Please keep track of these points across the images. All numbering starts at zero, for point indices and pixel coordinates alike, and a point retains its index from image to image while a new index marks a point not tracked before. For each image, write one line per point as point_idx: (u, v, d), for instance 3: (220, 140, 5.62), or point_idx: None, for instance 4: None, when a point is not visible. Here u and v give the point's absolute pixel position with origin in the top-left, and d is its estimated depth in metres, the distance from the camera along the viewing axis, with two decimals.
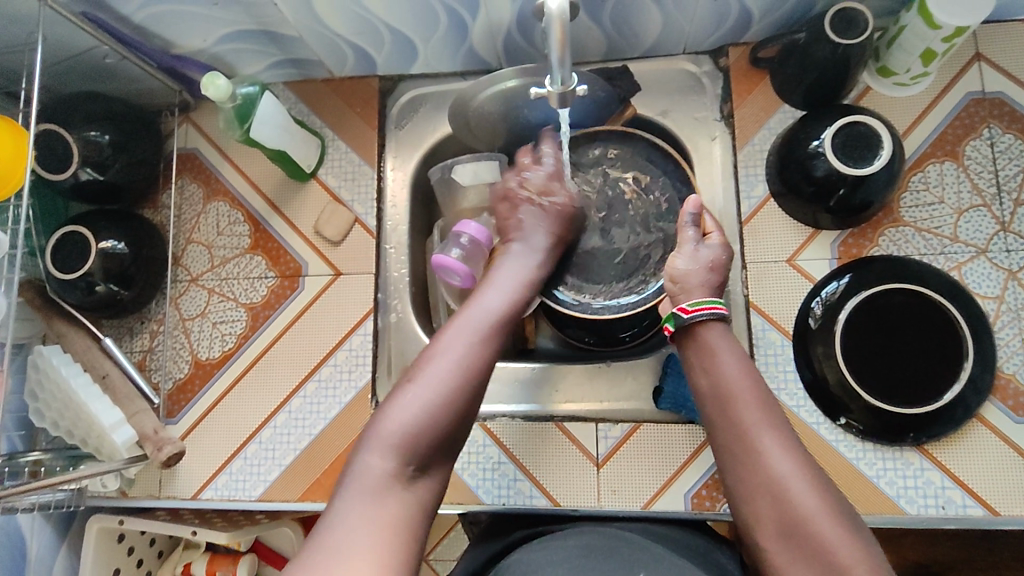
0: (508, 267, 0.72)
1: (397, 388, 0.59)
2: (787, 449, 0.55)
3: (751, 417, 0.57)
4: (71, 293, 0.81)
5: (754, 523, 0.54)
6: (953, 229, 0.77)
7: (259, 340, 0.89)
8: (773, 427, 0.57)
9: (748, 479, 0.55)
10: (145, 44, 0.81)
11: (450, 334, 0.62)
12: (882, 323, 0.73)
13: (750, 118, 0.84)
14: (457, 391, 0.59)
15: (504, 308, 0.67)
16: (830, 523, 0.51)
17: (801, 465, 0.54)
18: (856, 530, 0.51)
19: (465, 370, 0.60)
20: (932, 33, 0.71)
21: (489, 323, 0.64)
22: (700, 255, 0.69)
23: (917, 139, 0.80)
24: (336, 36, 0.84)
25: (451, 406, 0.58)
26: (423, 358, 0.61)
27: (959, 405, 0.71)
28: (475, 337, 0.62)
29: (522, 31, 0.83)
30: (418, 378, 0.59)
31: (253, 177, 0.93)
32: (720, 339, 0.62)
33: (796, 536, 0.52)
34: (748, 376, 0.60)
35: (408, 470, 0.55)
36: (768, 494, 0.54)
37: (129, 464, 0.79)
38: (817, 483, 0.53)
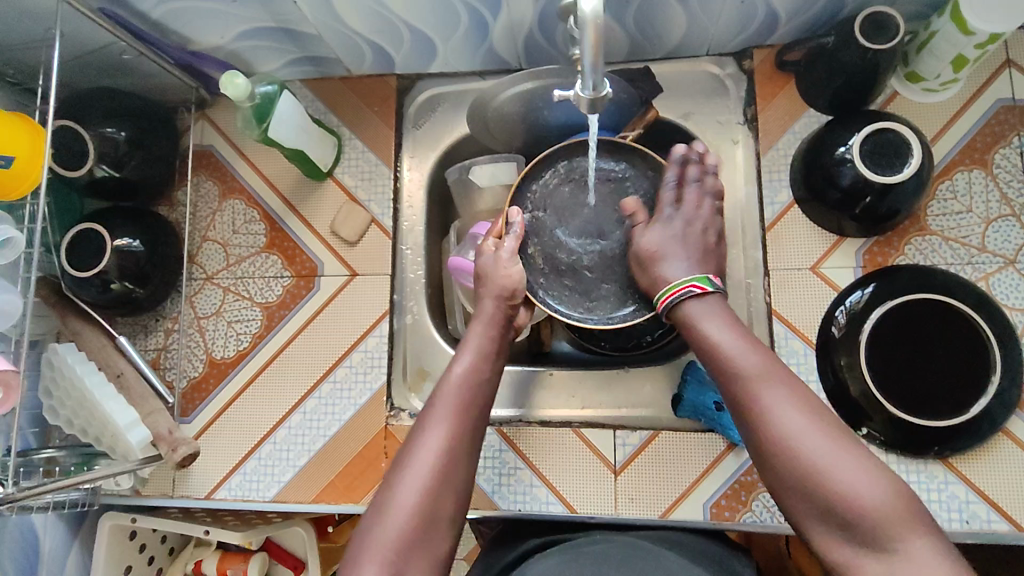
0: (471, 341, 0.69)
1: (371, 507, 0.59)
2: (793, 407, 0.56)
3: (751, 389, 0.58)
4: (86, 290, 0.81)
5: (780, 491, 0.56)
6: (981, 239, 0.76)
7: (275, 340, 0.88)
8: (777, 384, 0.57)
9: (760, 441, 0.56)
10: (163, 40, 0.81)
11: (417, 441, 0.61)
12: (906, 334, 0.72)
13: (774, 122, 0.83)
14: (432, 501, 0.58)
15: (468, 394, 0.64)
16: (853, 477, 0.52)
17: (811, 422, 0.55)
18: (880, 478, 0.52)
19: (438, 477, 0.59)
20: (965, 40, 0.69)
21: (456, 416, 0.63)
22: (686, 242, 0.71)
23: (945, 147, 0.78)
24: (355, 35, 0.83)
25: (427, 518, 0.57)
26: (394, 472, 0.60)
27: (984, 419, 0.70)
28: (443, 436, 0.61)
29: (543, 31, 0.82)
30: (389, 500, 0.58)
31: (268, 175, 0.92)
32: (701, 313, 0.64)
33: (817, 493, 0.53)
34: (743, 341, 0.61)
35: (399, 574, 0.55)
36: (784, 455, 0.55)
37: (143, 465, 0.79)
38: (832, 436, 0.55)
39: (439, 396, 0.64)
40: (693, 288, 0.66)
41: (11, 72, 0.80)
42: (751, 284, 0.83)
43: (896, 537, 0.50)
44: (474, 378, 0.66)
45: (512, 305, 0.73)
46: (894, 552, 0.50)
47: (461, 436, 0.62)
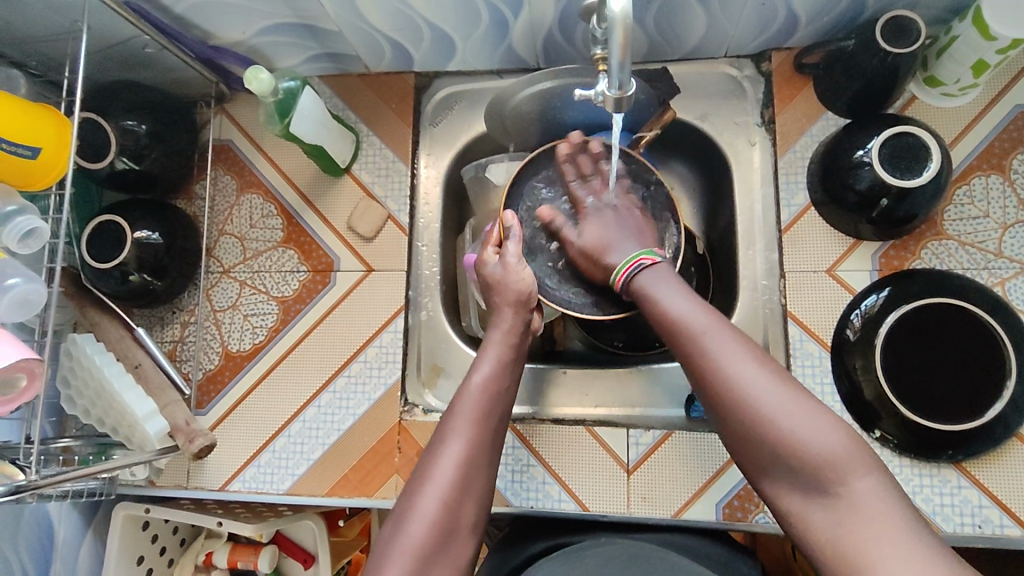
0: (488, 348, 0.70)
1: (392, 518, 0.59)
2: (741, 358, 0.56)
3: (702, 347, 0.58)
4: (105, 282, 0.81)
5: (741, 451, 0.56)
6: (998, 244, 0.76)
7: (291, 333, 0.89)
8: (724, 336, 0.58)
9: (712, 398, 0.57)
10: (185, 35, 0.81)
11: (437, 449, 0.61)
12: (920, 338, 0.73)
13: (792, 124, 0.83)
14: (451, 507, 0.58)
15: (484, 400, 0.65)
16: (802, 423, 0.53)
17: (759, 370, 0.55)
18: (829, 420, 0.53)
19: (458, 484, 0.59)
20: (986, 45, 0.69)
21: (475, 424, 0.63)
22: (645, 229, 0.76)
23: (963, 151, 0.78)
24: (376, 32, 0.84)
25: (447, 521, 0.58)
26: (414, 482, 0.60)
27: (1000, 423, 0.70)
28: (463, 445, 0.61)
29: (563, 30, 0.83)
30: (411, 508, 0.58)
31: (286, 170, 0.93)
32: (653, 280, 0.66)
33: (769, 442, 0.53)
34: (692, 299, 0.62)
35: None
36: (732, 406, 0.55)
37: (160, 455, 0.79)
38: (782, 385, 0.55)
39: (458, 405, 0.64)
40: (644, 261, 0.68)
41: (33, 64, 0.81)
42: (767, 286, 0.84)
43: (850, 481, 0.51)
44: (493, 385, 0.66)
45: (528, 308, 0.73)
46: (846, 497, 0.50)
47: (480, 443, 0.62)
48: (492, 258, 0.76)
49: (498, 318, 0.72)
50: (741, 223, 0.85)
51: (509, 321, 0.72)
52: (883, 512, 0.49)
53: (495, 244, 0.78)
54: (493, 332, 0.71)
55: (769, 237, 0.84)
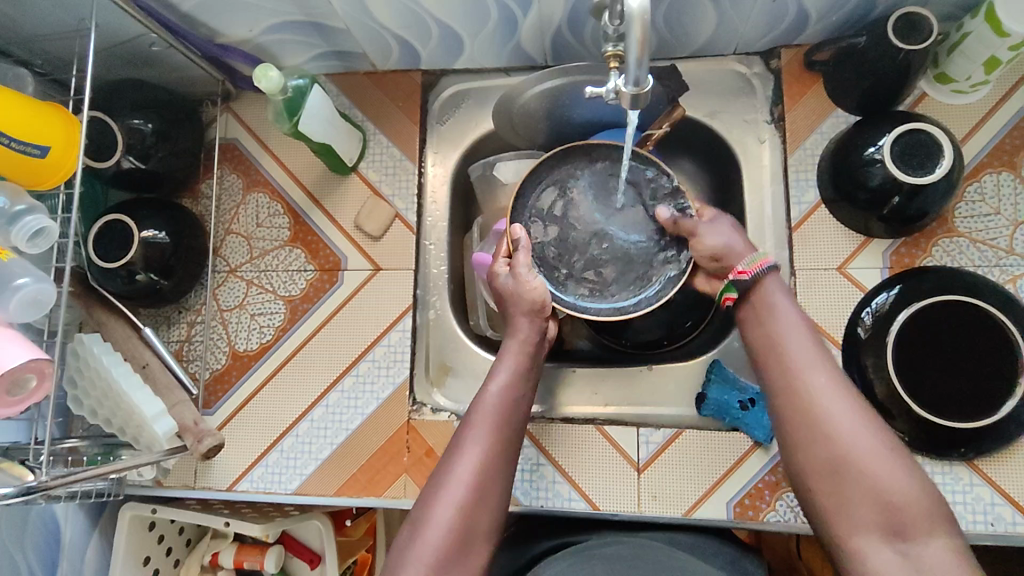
0: (508, 354, 0.69)
1: (412, 519, 0.59)
2: (844, 397, 0.58)
3: (807, 369, 0.60)
4: (111, 281, 0.81)
5: (805, 471, 0.58)
6: (1009, 241, 0.76)
7: (298, 333, 0.88)
8: (831, 376, 0.59)
9: (800, 427, 0.58)
10: (192, 32, 0.81)
11: (456, 455, 0.61)
12: (933, 335, 0.72)
13: (802, 121, 0.83)
14: (472, 516, 0.58)
15: (505, 407, 0.64)
16: (890, 473, 0.55)
17: (853, 409, 0.57)
18: (911, 475, 0.55)
19: (475, 491, 0.59)
20: (999, 42, 0.69)
21: (490, 435, 0.63)
22: (721, 225, 0.72)
23: (974, 148, 0.78)
24: (384, 30, 0.83)
25: (467, 529, 0.58)
26: (432, 487, 0.60)
27: (1013, 421, 0.70)
28: (480, 453, 0.61)
29: (572, 27, 0.82)
30: (429, 512, 0.58)
31: (293, 169, 0.93)
32: (771, 286, 0.64)
33: (849, 481, 0.55)
34: (807, 331, 0.62)
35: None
36: (823, 432, 0.57)
37: (168, 456, 0.78)
38: (877, 434, 0.56)
39: (474, 414, 0.64)
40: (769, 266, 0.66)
41: (39, 63, 0.80)
42: None
43: (918, 534, 0.53)
44: (508, 393, 0.65)
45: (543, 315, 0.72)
46: (914, 547, 0.52)
47: (497, 454, 0.62)
48: (503, 270, 0.75)
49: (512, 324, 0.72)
50: (750, 220, 0.85)
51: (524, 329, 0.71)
52: (943, 570, 0.51)
53: (506, 256, 0.77)
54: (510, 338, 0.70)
55: (779, 234, 0.84)
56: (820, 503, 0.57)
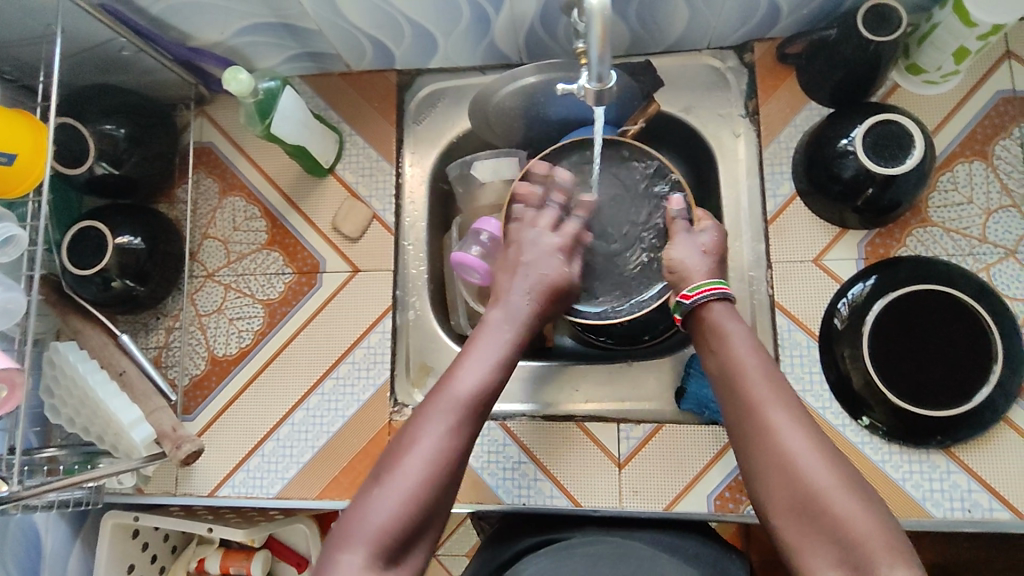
0: (490, 334, 0.69)
1: (370, 486, 0.58)
2: (798, 428, 0.57)
3: (761, 397, 0.59)
4: (86, 288, 0.80)
5: (770, 505, 0.56)
6: (982, 230, 0.76)
7: (277, 337, 0.88)
8: (786, 406, 0.58)
9: (756, 463, 0.57)
10: (163, 36, 0.80)
11: (424, 426, 0.60)
12: (907, 325, 0.73)
13: (776, 114, 0.83)
14: (433, 489, 0.57)
15: (484, 381, 0.64)
16: (843, 495, 0.52)
17: (808, 439, 0.56)
18: (868, 500, 0.53)
19: (439, 462, 0.58)
20: (967, 32, 0.70)
21: (462, 409, 0.61)
22: (694, 239, 0.72)
23: (946, 138, 0.79)
24: (356, 30, 0.83)
25: (427, 502, 0.56)
26: (396, 454, 0.59)
27: (988, 408, 0.71)
28: (447, 426, 0.60)
29: (545, 25, 0.82)
30: (392, 473, 0.57)
31: (268, 172, 0.92)
32: (720, 315, 0.65)
33: (811, 512, 0.53)
34: (758, 357, 0.62)
35: (386, 563, 0.54)
36: (777, 463, 0.56)
37: (147, 463, 0.78)
38: (832, 459, 0.55)
39: (448, 387, 0.63)
40: (717, 290, 0.67)
41: (8, 69, 0.79)
42: (754, 277, 0.83)
43: (879, 563, 0.49)
44: (486, 372, 0.65)
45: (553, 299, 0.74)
46: None
47: (465, 431, 0.60)
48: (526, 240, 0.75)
49: (503, 301, 0.72)
50: (727, 215, 0.85)
51: (521, 298, 0.72)
52: None
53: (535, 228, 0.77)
54: (502, 301, 0.72)
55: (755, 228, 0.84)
56: (787, 540, 0.54)
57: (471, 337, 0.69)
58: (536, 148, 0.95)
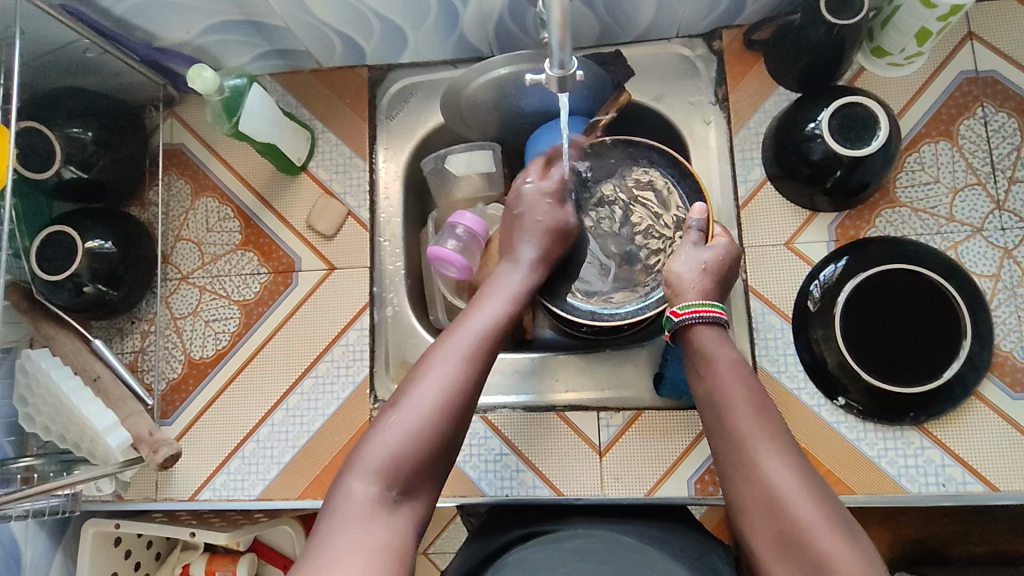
0: (503, 283, 0.70)
1: (381, 416, 0.58)
2: (785, 460, 0.54)
3: (748, 429, 0.57)
4: (58, 294, 0.79)
5: (751, 537, 0.54)
6: (949, 209, 0.77)
7: (255, 337, 0.87)
8: (772, 441, 0.56)
9: (739, 492, 0.55)
10: (128, 37, 0.80)
11: (435, 360, 0.60)
12: (877, 305, 0.74)
13: (744, 101, 0.84)
14: (444, 422, 0.57)
15: (497, 323, 0.65)
16: (827, 533, 0.50)
17: (794, 470, 0.54)
18: (852, 534, 0.50)
19: (449, 391, 0.58)
20: (927, 13, 0.71)
21: (472, 348, 0.61)
22: (697, 255, 0.69)
23: (911, 120, 0.80)
24: (324, 26, 0.82)
25: (435, 429, 0.56)
26: (408, 385, 0.59)
27: (958, 383, 0.72)
28: (459, 357, 0.60)
29: (513, 16, 0.82)
30: (407, 394, 0.58)
31: (241, 171, 0.91)
32: (710, 342, 0.63)
33: (791, 547, 0.51)
34: (745, 389, 0.59)
35: (395, 494, 0.54)
36: (759, 494, 0.53)
37: (123, 469, 0.78)
38: (816, 494, 0.52)
39: (459, 330, 0.63)
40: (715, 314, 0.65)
41: None
42: None
43: None
44: (494, 319, 0.65)
45: (553, 238, 0.74)
46: None
47: (475, 370, 0.60)
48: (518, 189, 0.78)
49: (514, 257, 0.73)
50: None
51: (527, 243, 0.73)
52: None
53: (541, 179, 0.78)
54: (509, 252, 0.74)
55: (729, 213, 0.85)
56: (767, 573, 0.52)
57: (488, 285, 0.70)
58: (510, 141, 0.95)
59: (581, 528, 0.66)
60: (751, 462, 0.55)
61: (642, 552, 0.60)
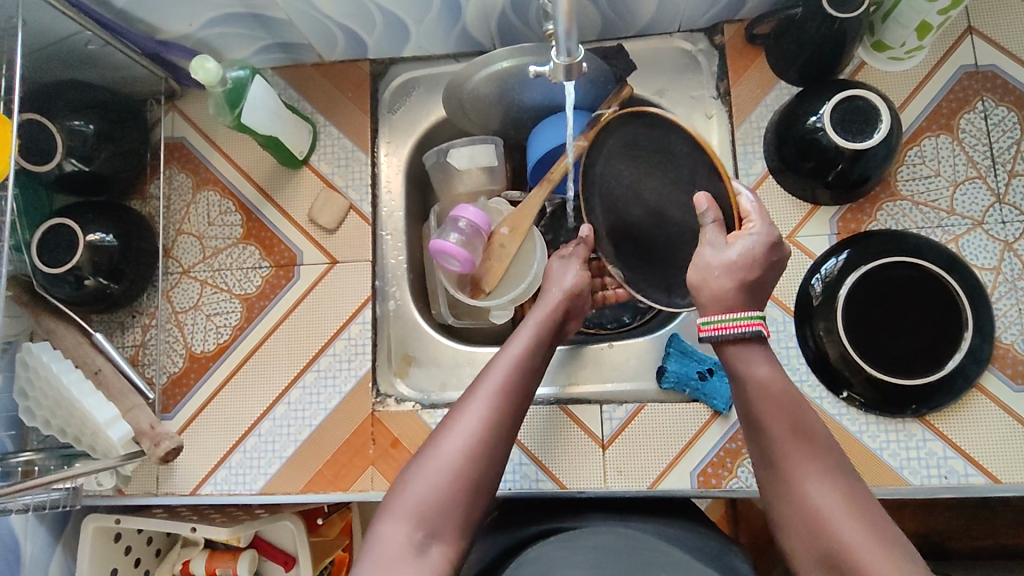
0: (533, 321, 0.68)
1: (415, 458, 0.56)
2: (826, 478, 0.51)
3: (784, 449, 0.53)
4: (59, 287, 0.78)
5: (797, 558, 0.51)
6: (950, 202, 0.78)
7: (256, 331, 0.87)
8: (811, 459, 0.52)
9: (781, 514, 0.52)
10: (130, 29, 0.79)
11: (468, 405, 0.58)
12: (879, 298, 0.74)
13: (746, 95, 0.84)
14: (478, 465, 0.54)
15: (526, 362, 0.62)
16: (875, 553, 0.47)
17: (838, 490, 0.51)
18: (903, 555, 0.47)
19: (484, 437, 0.56)
20: (929, 7, 0.71)
21: (508, 389, 0.59)
22: (717, 258, 0.60)
23: (912, 113, 0.80)
24: (326, 18, 0.82)
25: (468, 476, 0.54)
26: (439, 431, 0.57)
27: (959, 375, 0.73)
28: (493, 402, 0.58)
29: (516, 10, 0.82)
30: (439, 442, 0.55)
31: (242, 164, 0.91)
32: (740, 347, 0.57)
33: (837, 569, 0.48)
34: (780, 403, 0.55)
35: (427, 538, 0.51)
36: (802, 516, 0.51)
37: (126, 461, 0.77)
38: (860, 513, 0.49)
39: (490, 372, 0.61)
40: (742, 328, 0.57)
41: None
42: None
43: None
44: (530, 358, 0.63)
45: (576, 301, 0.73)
46: None
47: (510, 414, 0.58)
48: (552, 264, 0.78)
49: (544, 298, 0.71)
50: None
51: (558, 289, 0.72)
52: None
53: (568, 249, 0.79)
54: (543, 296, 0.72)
55: None
56: None
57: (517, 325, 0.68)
58: (512, 135, 0.95)
59: (594, 522, 0.66)
60: (790, 481, 0.52)
61: (648, 541, 0.59)
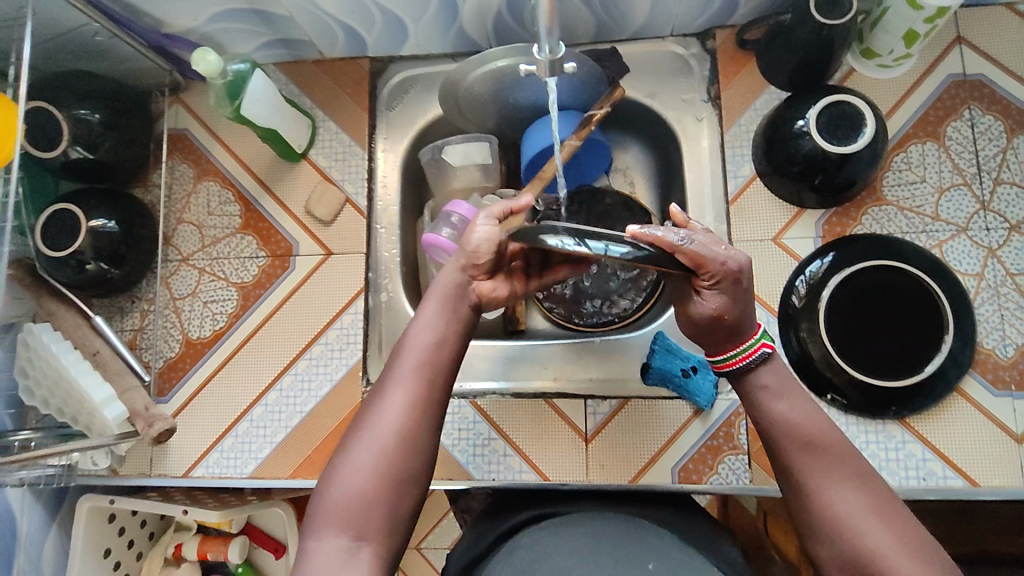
0: (443, 290, 0.61)
1: (334, 461, 0.54)
2: (848, 488, 0.51)
3: (801, 461, 0.53)
4: (61, 270, 0.81)
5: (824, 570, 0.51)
6: (934, 208, 0.79)
7: (251, 318, 0.89)
8: (831, 470, 0.52)
9: (807, 526, 0.52)
10: (136, 22, 0.82)
11: (382, 400, 0.55)
12: (864, 300, 0.76)
13: (736, 99, 0.86)
14: (400, 461, 0.53)
15: (440, 341, 0.58)
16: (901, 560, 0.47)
17: (860, 499, 0.51)
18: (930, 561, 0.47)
19: (401, 429, 0.54)
20: (915, 14, 0.72)
21: (422, 375, 0.56)
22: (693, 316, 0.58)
23: (899, 120, 0.81)
24: (328, 16, 0.84)
25: (390, 472, 0.52)
26: (355, 429, 0.55)
27: (939, 378, 0.73)
28: (407, 392, 0.55)
29: (512, 11, 0.85)
30: (355, 443, 0.54)
31: (242, 156, 0.93)
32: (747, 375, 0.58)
33: None
34: (793, 415, 0.55)
35: (357, 541, 0.50)
36: (829, 527, 0.51)
37: (120, 440, 0.80)
38: (884, 520, 0.49)
39: (402, 361, 0.57)
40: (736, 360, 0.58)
41: None
42: None
43: None
44: (445, 335, 0.59)
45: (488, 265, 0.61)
46: None
47: (427, 400, 0.55)
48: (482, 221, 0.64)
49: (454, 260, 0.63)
50: (692, 197, 0.86)
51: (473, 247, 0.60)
52: None
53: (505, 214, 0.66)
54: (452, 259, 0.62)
55: (718, 210, 0.84)
56: None
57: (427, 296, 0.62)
58: (507, 134, 0.97)
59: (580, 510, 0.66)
60: (812, 494, 0.52)
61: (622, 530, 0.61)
